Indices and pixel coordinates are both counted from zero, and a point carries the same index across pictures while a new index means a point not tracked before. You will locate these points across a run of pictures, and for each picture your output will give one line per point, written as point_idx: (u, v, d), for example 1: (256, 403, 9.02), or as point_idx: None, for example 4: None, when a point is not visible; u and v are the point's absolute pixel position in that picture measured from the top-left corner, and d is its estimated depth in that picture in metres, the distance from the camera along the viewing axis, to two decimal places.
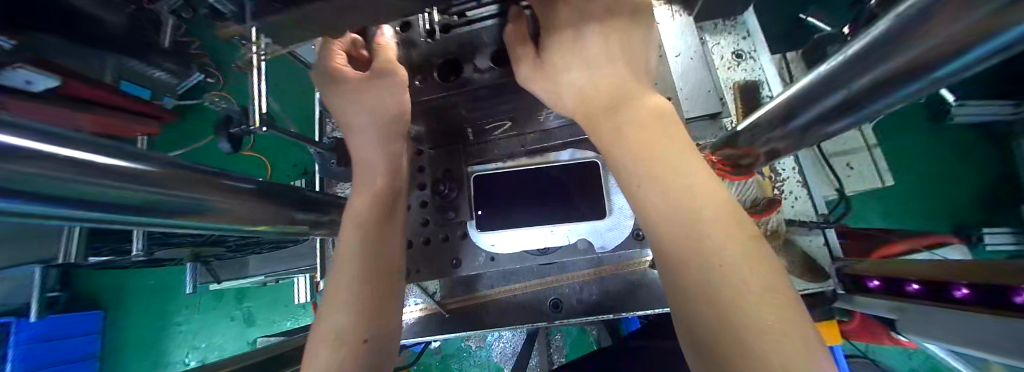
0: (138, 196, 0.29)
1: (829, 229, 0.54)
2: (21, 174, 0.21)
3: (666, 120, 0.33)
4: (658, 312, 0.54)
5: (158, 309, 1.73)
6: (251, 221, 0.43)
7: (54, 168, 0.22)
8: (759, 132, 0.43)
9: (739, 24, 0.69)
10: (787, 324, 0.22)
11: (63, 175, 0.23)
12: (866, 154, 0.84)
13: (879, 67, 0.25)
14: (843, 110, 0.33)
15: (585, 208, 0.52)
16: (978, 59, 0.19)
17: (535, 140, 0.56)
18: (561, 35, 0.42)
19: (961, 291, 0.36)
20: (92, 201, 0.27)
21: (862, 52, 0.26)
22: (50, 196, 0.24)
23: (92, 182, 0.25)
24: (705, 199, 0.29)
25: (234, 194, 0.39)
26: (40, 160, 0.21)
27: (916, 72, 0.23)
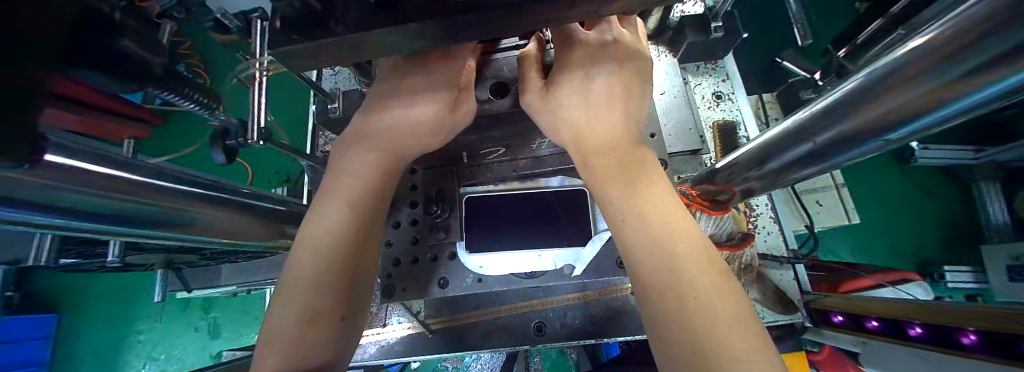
0: (129, 207, 0.29)
1: (799, 264, 0.58)
2: (21, 182, 0.20)
3: (646, 161, 0.37)
4: (638, 339, 0.56)
5: (118, 316, 1.62)
6: (237, 233, 0.43)
7: (61, 178, 0.22)
8: (737, 171, 0.47)
9: (718, 68, 0.75)
10: (755, 350, 0.24)
11: (67, 185, 0.23)
12: (835, 191, 0.90)
13: (848, 121, 0.28)
14: (809, 158, 0.36)
15: (572, 234, 0.53)
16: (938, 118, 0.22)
17: (527, 166, 0.57)
18: (572, 68, 0.41)
19: (915, 330, 0.39)
20: (85, 209, 0.27)
21: (829, 109, 0.30)
22: (44, 204, 0.23)
23: (87, 191, 0.25)
24: (682, 234, 0.31)
25: (227, 208, 0.39)
26: (44, 169, 0.21)
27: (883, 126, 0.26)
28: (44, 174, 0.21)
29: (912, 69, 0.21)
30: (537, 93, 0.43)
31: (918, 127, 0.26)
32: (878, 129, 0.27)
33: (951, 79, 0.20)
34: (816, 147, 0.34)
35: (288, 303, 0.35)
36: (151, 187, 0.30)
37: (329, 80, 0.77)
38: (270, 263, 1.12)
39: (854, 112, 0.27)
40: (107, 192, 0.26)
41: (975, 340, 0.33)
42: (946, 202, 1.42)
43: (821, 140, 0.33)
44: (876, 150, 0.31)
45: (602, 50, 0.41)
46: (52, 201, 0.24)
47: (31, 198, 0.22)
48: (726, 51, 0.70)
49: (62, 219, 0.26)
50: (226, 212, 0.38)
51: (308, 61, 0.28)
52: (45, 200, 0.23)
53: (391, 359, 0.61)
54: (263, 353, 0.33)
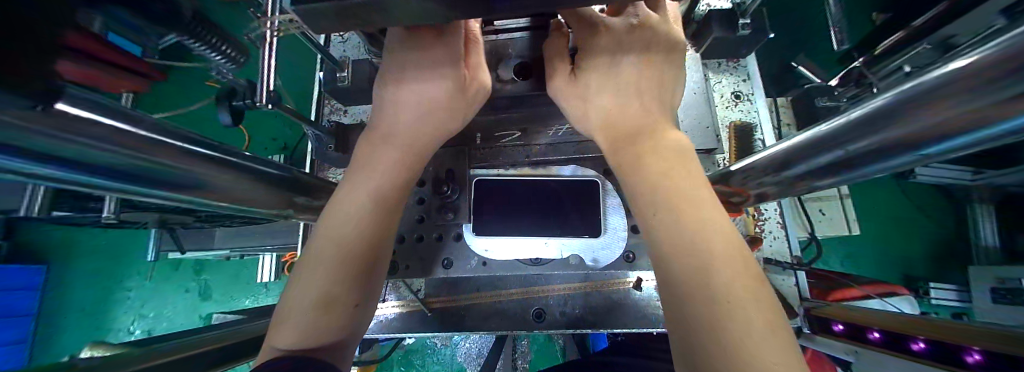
0: (137, 164, 0.27)
1: (800, 271, 0.59)
2: (40, 133, 0.19)
3: (683, 157, 0.35)
4: (633, 331, 0.57)
5: (108, 272, 1.61)
6: (247, 201, 0.41)
7: (71, 129, 0.21)
8: (752, 175, 0.46)
9: (740, 67, 0.73)
10: (785, 366, 0.23)
11: (81, 140, 0.22)
12: (838, 201, 0.90)
13: (883, 133, 0.27)
14: (833, 168, 0.35)
15: (579, 225, 0.53)
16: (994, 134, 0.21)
17: (539, 152, 0.57)
18: (598, 53, 0.40)
19: (917, 345, 0.39)
20: (93, 167, 0.25)
21: (869, 117, 0.28)
22: (52, 155, 0.22)
23: (94, 146, 0.23)
24: (717, 237, 0.30)
25: (238, 173, 0.37)
26: (57, 119, 0.20)
27: (919, 141, 0.26)
28: (50, 122, 0.19)
29: (959, 86, 0.20)
30: (564, 75, 0.42)
31: (954, 147, 0.25)
32: (914, 143, 0.26)
33: (998, 101, 0.19)
34: (846, 156, 0.33)
35: (307, 274, 0.36)
36: (166, 146, 0.28)
37: (337, 46, 0.74)
38: (266, 230, 1.12)
39: (892, 125, 0.26)
40: (124, 150, 0.25)
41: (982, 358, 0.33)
42: (938, 220, 1.45)
43: (854, 148, 0.31)
44: (903, 166, 0.30)
45: (630, 35, 0.40)
46: (51, 154, 0.22)
47: (48, 153, 0.21)
48: (750, 49, 0.67)
49: (68, 171, 0.24)
50: (236, 178, 0.37)
51: (328, 23, 0.27)
52: (58, 155, 0.22)
53: (388, 333, 0.62)
54: (282, 332, 0.34)
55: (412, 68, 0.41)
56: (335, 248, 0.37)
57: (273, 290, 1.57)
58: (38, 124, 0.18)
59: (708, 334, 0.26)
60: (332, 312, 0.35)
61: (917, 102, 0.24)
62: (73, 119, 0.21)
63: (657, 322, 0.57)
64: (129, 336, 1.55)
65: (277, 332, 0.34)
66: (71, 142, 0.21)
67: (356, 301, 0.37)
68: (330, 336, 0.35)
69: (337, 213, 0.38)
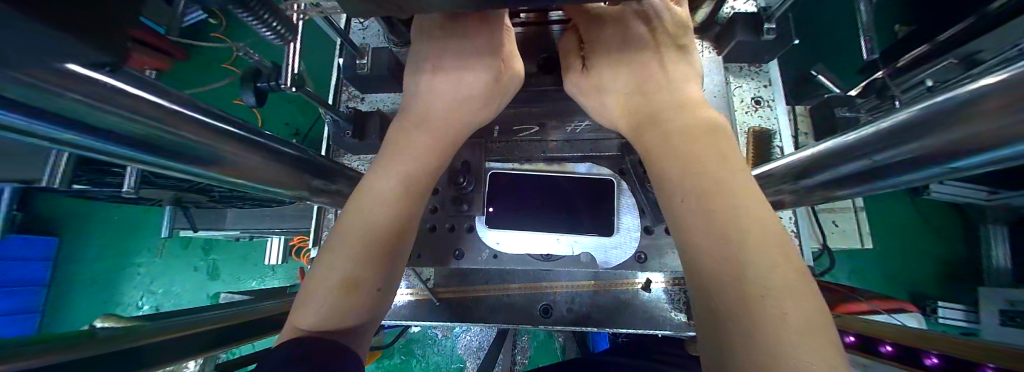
0: (175, 144, 0.28)
1: None
2: (71, 102, 0.19)
3: (720, 142, 0.34)
4: (639, 332, 0.57)
5: (120, 248, 1.65)
6: (269, 185, 0.41)
7: (110, 102, 0.21)
8: (769, 183, 0.45)
9: (762, 72, 0.71)
10: (828, 361, 0.23)
11: (119, 113, 0.22)
12: (853, 214, 0.89)
13: (910, 145, 0.27)
14: (858, 179, 0.34)
15: (592, 223, 0.53)
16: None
17: (556, 148, 0.56)
18: (607, 51, 0.45)
19: (931, 360, 0.38)
20: (130, 145, 0.25)
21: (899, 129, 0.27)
22: (92, 128, 0.22)
23: (132, 120, 0.23)
24: (757, 238, 0.29)
25: (267, 157, 0.37)
26: (89, 88, 0.20)
27: (955, 156, 0.25)
28: (88, 94, 0.20)
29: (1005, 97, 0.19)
30: (577, 70, 0.46)
31: (991, 162, 0.23)
32: (945, 157, 0.25)
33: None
34: (871, 166, 0.31)
35: (336, 254, 0.37)
36: (203, 126, 0.29)
37: (356, 33, 0.73)
38: (275, 214, 1.13)
39: (922, 136, 0.26)
40: (158, 127, 0.25)
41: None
42: (949, 238, 1.43)
43: (881, 158, 0.30)
44: (931, 180, 0.29)
45: (634, 27, 0.45)
46: (95, 129, 0.22)
47: (88, 124, 0.21)
48: (774, 54, 0.66)
49: (110, 146, 0.25)
50: (265, 161, 0.37)
51: (360, 6, 0.27)
52: (97, 127, 0.22)
53: (395, 320, 0.62)
54: (306, 313, 0.34)
55: (446, 56, 0.44)
56: (362, 230, 0.37)
57: (279, 273, 1.60)
58: (59, 87, 0.18)
59: (741, 328, 0.26)
60: (356, 296, 0.36)
61: (945, 116, 0.23)
62: (101, 90, 0.20)
63: (665, 324, 0.57)
64: (137, 311, 1.59)
65: (297, 316, 0.35)
66: (106, 113, 0.22)
67: (376, 287, 0.38)
68: (349, 321, 0.36)
69: (368, 195, 0.38)
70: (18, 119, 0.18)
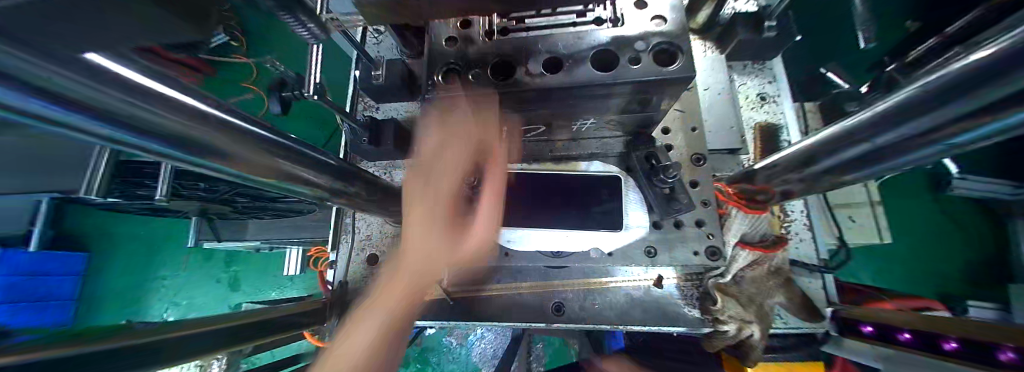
0: (226, 149, 0.30)
1: (828, 274, 0.58)
2: (130, 106, 0.21)
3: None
4: (654, 330, 0.57)
5: (147, 261, 1.73)
6: (303, 184, 0.44)
7: (171, 109, 0.24)
8: (776, 173, 0.45)
9: (766, 68, 0.71)
10: None
11: (180, 120, 0.25)
12: (870, 209, 0.87)
13: (905, 127, 0.27)
14: (862, 163, 0.34)
15: (603, 218, 0.53)
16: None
17: (563, 148, 0.57)
18: (652, 61, 0.40)
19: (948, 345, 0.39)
20: (189, 149, 0.28)
21: (891, 112, 0.28)
22: (156, 133, 0.24)
23: (190, 127, 0.26)
24: None
25: (300, 160, 0.40)
26: (142, 92, 0.21)
27: (951, 134, 0.25)
28: (143, 97, 0.21)
29: (975, 73, 0.20)
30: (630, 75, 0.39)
31: (989, 135, 0.24)
32: (942, 134, 0.25)
33: (1013, 94, 0.19)
34: (872, 149, 0.32)
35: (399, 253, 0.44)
36: (242, 131, 0.31)
37: (372, 47, 0.78)
38: (293, 223, 1.17)
39: (914, 117, 0.26)
40: (213, 133, 0.28)
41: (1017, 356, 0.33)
42: (978, 237, 1.37)
43: (881, 141, 0.30)
44: (933, 158, 0.30)
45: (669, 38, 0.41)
46: (155, 135, 0.24)
47: (151, 130, 0.24)
48: (777, 49, 0.67)
49: (170, 150, 0.27)
50: (298, 162, 0.40)
51: None
52: (160, 134, 0.25)
53: (411, 320, 0.64)
54: None
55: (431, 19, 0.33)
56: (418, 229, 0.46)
57: (297, 282, 1.64)
58: (124, 94, 0.20)
59: None
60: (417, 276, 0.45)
61: (930, 99, 0.24)
62: (163, 98, 0.23)
63: (680, 321, 0.56)
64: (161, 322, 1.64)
65: None
66: (171, 120, 0.24)
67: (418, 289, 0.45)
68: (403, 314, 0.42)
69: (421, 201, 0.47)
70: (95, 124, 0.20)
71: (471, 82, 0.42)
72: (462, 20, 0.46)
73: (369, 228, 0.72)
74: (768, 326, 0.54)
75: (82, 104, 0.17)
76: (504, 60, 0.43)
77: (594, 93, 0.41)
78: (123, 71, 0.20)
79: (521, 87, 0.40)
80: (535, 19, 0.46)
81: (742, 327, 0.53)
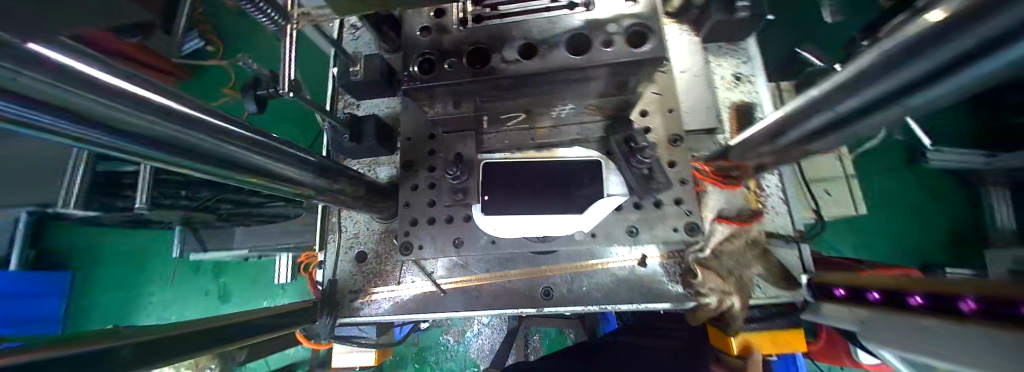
0: (205, 147, 0.30)
1: (803, 244, 0.61)
2: (100, 105, 0.20)
3: None
4: (640, 307, 0.59)
5: (132, 278, 1.70)
6: (288, 183, 0.44)
7: (143, 107, 0.23)
8: (749, 147, 0.47)
9: (741, 49, 0.72)
10: None
11: (154, 118, 0.24)
12: (844, 182, 0.90)
13: (864, 93, 0.28)
14: (826, 131, 0.35)
15: (584, 201, 0.55)
16: (971, 81, 0.21)
17: (545, 135, 0.57)
18: (624, 41, 0.40)
19: (916, 300, 0.39)
20: (167, 149, 0.27)
21: (851, 78, 0.28)
22: (130, 132, 0.24)
23: (166, 126, 0.25)
24: None
25: (284, 158, 0.40)
26: (114, 92, 0.21)
27: (903, 96, 0.26)
28: (115, 97, 0.21)
29: (915, 40, 0.21)
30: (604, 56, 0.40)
31: (938, 95, 0.25)
32: (894, 98, 0.26)
33: (946, 55, 0.20)
34: (833, 117, 0.33)
35: None
36: (220, 129, 0.30)
37: (350, 43, 0.77)
38: (281, 229, 1.16)
39: (871, 82, 0.27)
40: (190, 132, 0.27)
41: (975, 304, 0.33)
42: (950, 204, 1.44)
43: (840, 109, 0.32)
44: (887, 123, 0.31)
45: (640, 18, 0.42)
46: (129, 135, 0.24)
47: (124, 130, 0.23)
48: (750, 29, 0.68)
49: (147, 150, 0.26)
50: (282, 161, 0.39)
51: None
52: (135, 132, 0.24)
53: (404, 313, 0.65)
54: None
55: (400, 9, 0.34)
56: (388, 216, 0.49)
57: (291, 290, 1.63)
58: (93, 93, 0.20)
59: None
60: None
61: (884, 62, 0.25)
62: (135, 97, 0.22)
63: (664, 298, 0.59)
64: None
65: None
66: (143, 119, 0.23)
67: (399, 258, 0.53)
68: None
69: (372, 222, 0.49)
70: (63, 125, 0.20)
71: (447, 71, 0.42)
72: (436, 9, 0.46)
73: (356, 227, 0.72)
74: (747, 297, 0.57)
75: (6, 93, 0.17)
76: (479, 47, 0.43)
77: (569, 77, 0.42)
78: (94, 70, 0.20)
79: (497, 73, 0.41)
80: (509, 5, 0.46)
81: (724, 300, 0.55)
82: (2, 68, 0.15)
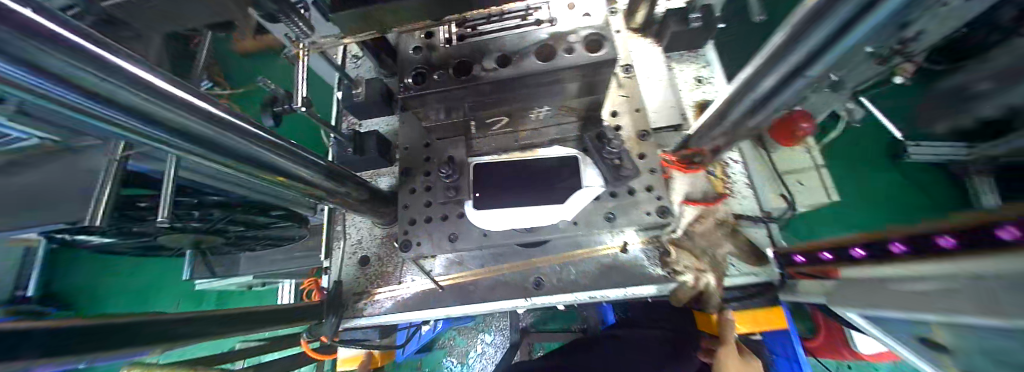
0: (237, 146, 0.37)
1: (771, 223, 0.66)
2: (168, 110, 0.27)
3: None
4: (625, 290, 0.63)
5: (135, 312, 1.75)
6: (300, 182, 0.50)
7: (195, 112, 0.30)
8: (704, 132, 0.53)
9: (699, 56, 0.81)
10: None
11: (203, 122, 0.31)
12: (816, 172, 0.96)
13: (776, 67, 0.34)
14: (758, 108, 0.41)
15: (564, 192, 0.61)
16: (840, 46, 0.27)
17: (528, 137, 0.64)
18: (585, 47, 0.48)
19: (896, 246, 0.41)
20: (210, 146, 0.34)
21: (767, 57, 0.35)
22: (184, 132, 0.31)
23: (210, 128, 0.32)
24: None
25: (298, 158, 0.46)
26: (176, 100, 0.28)
27: (803, 67, 0.32)
28: (176, 104, 0.28)
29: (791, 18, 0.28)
30: (568, 60, 0.48)
31: (824, 63, 0.31)
32: (797, 70, 0.32)
33: (816, 24, 0.26)
34: (759, 95, 0.39)
35: None
36: (249, 132, 0.37)
37: (352, 70, 0.87)
38: None
39: (782, 56, 0.33)
40: (227, 133, 0.34)
41: (953, 238, 0.34)
42: (936, 197, 1.51)
43: (763, 87, 0.38)
44: (801, 94, 0.37)
45: (596, 28, 0.50)
46: (184, 135, 0.31)
47: (181, 131, 0.30)
48: (704, 38, 0.77)
49: (195, 147, 0.33)
50: (296, 161, 0.46)
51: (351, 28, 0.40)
52: (189, 133, 0.31)
53: (406, 310, 0.69)
54: None
55: None
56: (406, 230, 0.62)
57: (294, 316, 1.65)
58: (163, 100, 0.27)
59: None
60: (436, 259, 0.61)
61: (787, 38, 0.31)
62: (192, 104, 0.30)
63: (647, 281, 0.63)
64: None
65: None
66: (196, 122, 0.30)
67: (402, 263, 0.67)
68: None
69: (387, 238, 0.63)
70: (139, 124, 0.27)
71: (436, 80, 0.50)
72: (426, 32, 0.55)
73: (359, 233, 0.78)
74: (722, 274, 0.61)
75: (107, 99, 0.23)
76: (463, 60, 0.51)
77: (539, 80, 0.49)
78: (163, 85, 0.27)
79: (478, 80, 0.48)
80: (487, 26, 0.56)
81: (699, 276, 0.60)
82: (106, 79, 0.22)
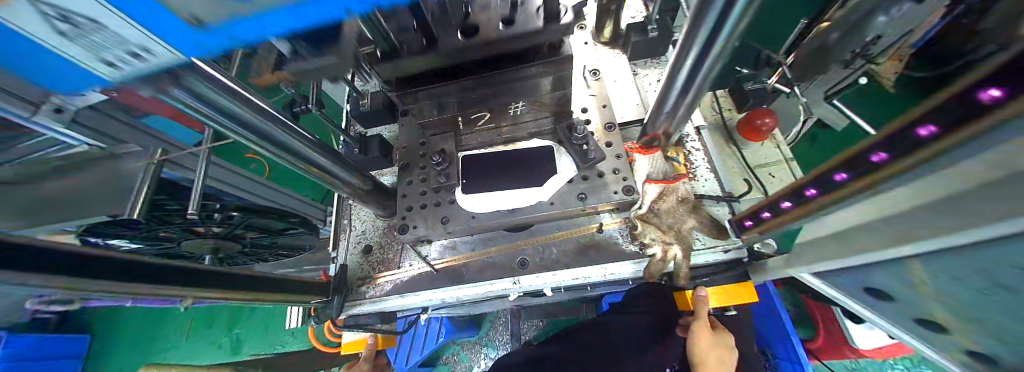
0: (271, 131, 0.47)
1: (733, 202, 0.72)
2: (226, 98, 0.37)
3: None
4: (600, 266, 0.69)
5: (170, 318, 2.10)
6: (317, 170, 0.60)
7: (243, 101, 0.40)
8: (656, 117, 0.61)
9: (662, 62, 0.92)
10: None
11: (248, 109, 0.41)
12: (785, 166, 1.01)
13: (687, 49, 0.43)
14: (686, 88, 0.50)
15: (541, 177, 0.70)
16: (715, 25, 0.36)
17: (508, 131, 0.73)
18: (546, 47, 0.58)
19: (810, 192, 0.44)
20: (254, 130, 0.44)
21: (681, 42, 0.44)
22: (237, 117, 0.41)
23: (253, 114, 0.42)
24: None
25: (317, 146, 0.56)
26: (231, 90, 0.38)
27: (701, 45, 0.41)
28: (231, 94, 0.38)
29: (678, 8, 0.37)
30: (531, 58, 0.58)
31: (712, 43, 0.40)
32: (699, 49, 0.41)
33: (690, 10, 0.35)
34: (683, 76, 0.48)
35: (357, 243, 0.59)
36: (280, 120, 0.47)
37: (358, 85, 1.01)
38: None
39: (687, 39, 0.42)
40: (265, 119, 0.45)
41: (844, 174, 0.38)
42: None
43: (683, 68, 0.47)
44: (712, 72, 0.46)
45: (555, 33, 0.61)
46: (236, 120, 0.41)
47: (235, 116, 0.40)
48: (663, 46, 0.88)
49: (242, 129, 0.44)
50: (315, 150, 0.56)
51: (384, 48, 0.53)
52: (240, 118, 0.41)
53: (404, 291, 0.75)
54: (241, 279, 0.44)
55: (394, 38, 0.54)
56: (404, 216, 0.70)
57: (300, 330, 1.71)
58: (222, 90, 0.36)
59: None
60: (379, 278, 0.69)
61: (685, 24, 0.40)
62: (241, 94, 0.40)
63: (622, 257, 0.69)
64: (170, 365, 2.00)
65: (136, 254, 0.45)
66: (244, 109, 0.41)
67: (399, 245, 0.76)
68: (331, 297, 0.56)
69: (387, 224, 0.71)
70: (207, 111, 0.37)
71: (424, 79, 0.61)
72: None
73: (364, 226, 0.86)
74: (688, 247, 0.67)
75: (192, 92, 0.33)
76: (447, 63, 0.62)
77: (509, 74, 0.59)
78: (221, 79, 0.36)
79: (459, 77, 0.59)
80: None
81: (666, 248, 0.66)
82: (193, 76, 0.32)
